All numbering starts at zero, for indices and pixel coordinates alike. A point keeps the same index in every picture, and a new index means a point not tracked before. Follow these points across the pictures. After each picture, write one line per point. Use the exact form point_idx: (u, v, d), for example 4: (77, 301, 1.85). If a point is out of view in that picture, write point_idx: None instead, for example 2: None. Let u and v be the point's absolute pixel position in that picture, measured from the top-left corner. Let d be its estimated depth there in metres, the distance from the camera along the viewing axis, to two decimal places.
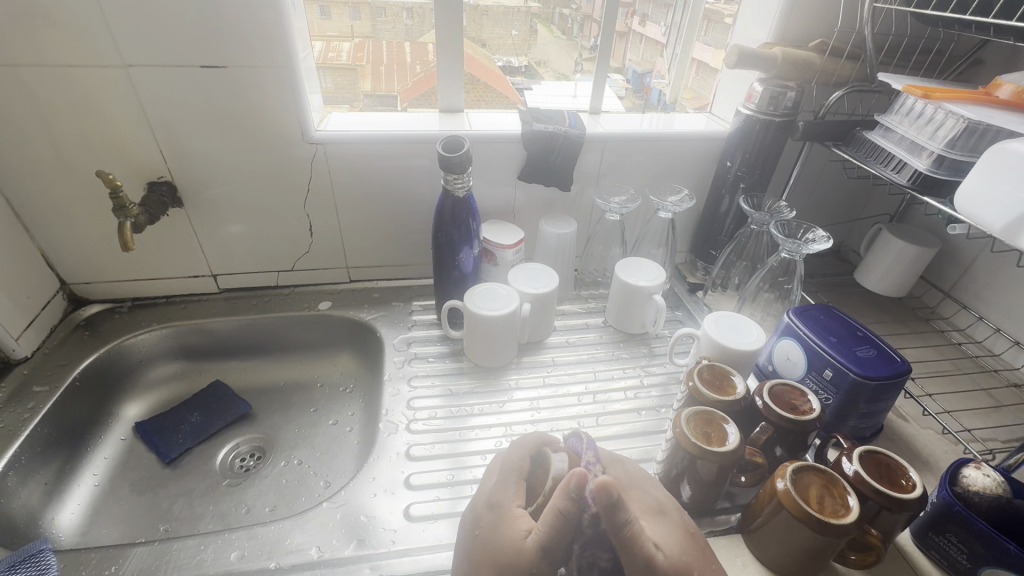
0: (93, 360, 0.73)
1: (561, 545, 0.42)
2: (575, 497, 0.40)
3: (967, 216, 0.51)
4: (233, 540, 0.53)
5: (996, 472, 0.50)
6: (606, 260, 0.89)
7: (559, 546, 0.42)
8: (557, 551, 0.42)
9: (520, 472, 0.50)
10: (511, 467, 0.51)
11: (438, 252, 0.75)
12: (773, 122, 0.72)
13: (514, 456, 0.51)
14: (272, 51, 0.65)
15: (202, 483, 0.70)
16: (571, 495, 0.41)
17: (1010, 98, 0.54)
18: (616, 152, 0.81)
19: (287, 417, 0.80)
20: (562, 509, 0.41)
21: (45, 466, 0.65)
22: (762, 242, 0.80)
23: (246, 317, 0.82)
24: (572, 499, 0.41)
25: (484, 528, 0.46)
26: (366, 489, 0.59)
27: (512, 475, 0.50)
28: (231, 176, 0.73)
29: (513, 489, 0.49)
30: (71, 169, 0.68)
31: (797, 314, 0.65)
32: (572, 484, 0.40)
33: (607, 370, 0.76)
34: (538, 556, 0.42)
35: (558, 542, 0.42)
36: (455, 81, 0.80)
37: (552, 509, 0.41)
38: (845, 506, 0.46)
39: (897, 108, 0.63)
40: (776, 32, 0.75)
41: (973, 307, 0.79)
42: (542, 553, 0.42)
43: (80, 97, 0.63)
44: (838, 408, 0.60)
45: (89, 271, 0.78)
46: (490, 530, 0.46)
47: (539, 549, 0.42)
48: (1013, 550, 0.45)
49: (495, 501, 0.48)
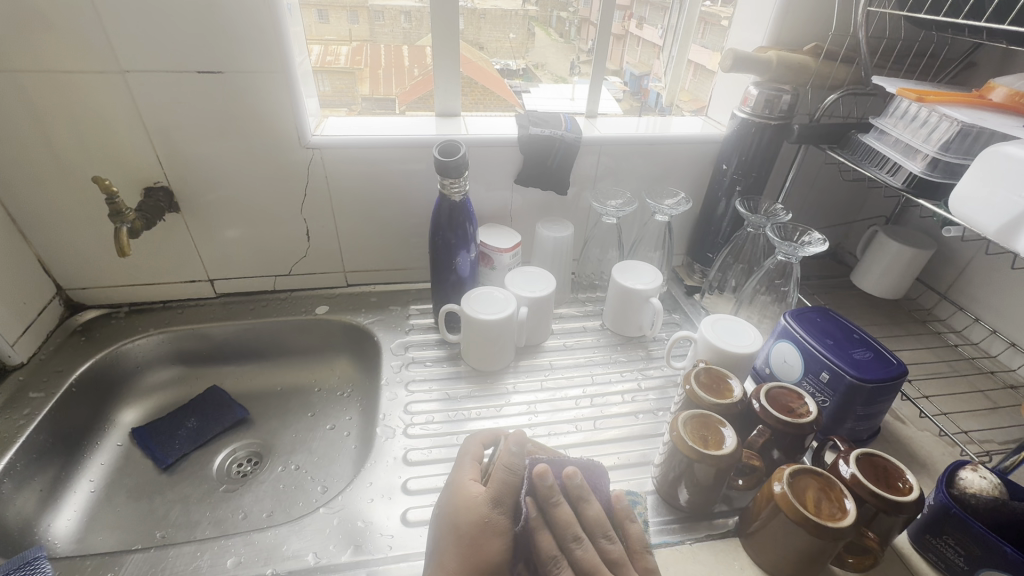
0: (90, 366, 0.73)
1: (512, 496, 0.48)
2: (517, 451, 0.50)
3: (962, 218, 0.51)
4: (229, 546, 0.53)
5: (993, 475, 0.51)
6: (604, 264, 0.89)
7: (509, 496, 0.48)
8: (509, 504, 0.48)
9: (473, 453, 0.53)
10: (466, 452, 0.53)
11: (435, 256, 0.75)
12: (769, 125, 0.72)
13: (469, 443, 0.54)
14: (271, 57, 0.65)
15: (199, 489, 0.70)
16: (513, 451, 0.50)
17: (1003, 101, 0.55)
18: (613, 156, 0.81)
19: (285, 421, 0.80)
20: (508, 462, 0.49)
21: (41, 473, 0.65)
22: (760, 244, 0.79)
23: (244, 322, 0.82)
24: (512, 454, 0.50)
25: (443, 501, 0.50)
26: (363, 493, 0.59)
27: (467, 458, 0.52)
28: (228, 182, 0.73)
29: (469, 467, 0.52)
30: (68, 175, 0.68)
31: (793, 316, 0.66)
32: (512, 443, 0.50)
33: (604, 374, 0.76)
34: (491, 508, 0.47)
35: (508, 493, 0.48)
36: (452, 85, 0.80)
37: (500, 465, 0.49)
38: (842, 509, 0.46)
39: (892, 111, 0.63)
40: (771, 36, 0.76)
41: (969, 309, 0.80)
42: (495, 504, 0.47)
43: (78, 104, 0.64)
44: (835, 411, 0.60)
45: (86, 277, 0.78)
46: (447, 501, 0.49)
47: (491, 499, 0.48)
48: (1010, 552, 0.45)
49: (452, 478, 0.51)
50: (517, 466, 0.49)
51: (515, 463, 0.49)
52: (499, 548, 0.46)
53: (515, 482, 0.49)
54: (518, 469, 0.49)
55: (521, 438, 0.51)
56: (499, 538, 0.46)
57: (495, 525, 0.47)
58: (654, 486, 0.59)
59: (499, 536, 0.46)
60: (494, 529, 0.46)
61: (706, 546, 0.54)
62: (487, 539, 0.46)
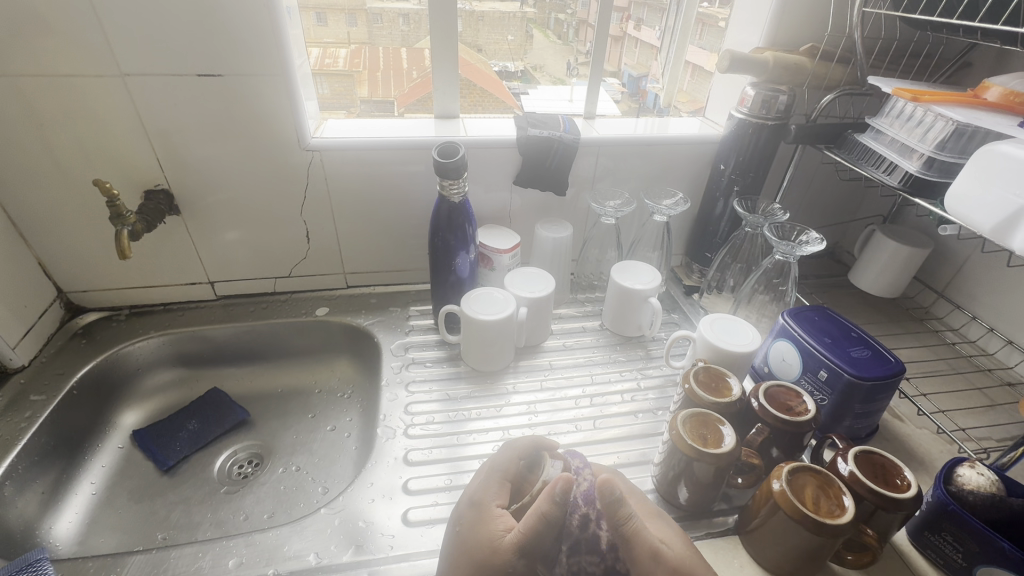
0: (90, 368, 0.73)
1: (541, 545, 0.43)
2: (561, 499, 0.42)
3: (957, 217, 0.51)
4: (230, 547, 0.53)
5: (990, 472, 0.51)
6: (602, 264, 0.89)
7: (538, 546, 0.43)
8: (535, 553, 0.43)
9: (506, 471, 0.52)
10: (497, 470, 0.51)
11: (434, 258, 0.75)
12: (766, 125, 0.73)
13: (502, 458, 0.52)
14: (270, 60, 0.65)
15: (200, 490, 0.70)
16: (556, 499, 0.42)
17: (998, 100, 0.55)
18: (611, 157, 0.82)
19: (285, 423, 0.80)
20: (545, 512, 0.42)
21: (42, 475, 0.65)
22: (757, 244, 0.80)
23: (244, 324, 0.82)
24: (553, 506, 0.42)
25: (464, 524, 0.48)
26: (364, 494, 0.59)
27: (496, 475, 0.51)
28: (229, 184, 0.74)
29: (497, 491, 0.50)
30: (69, 178, 0.69)
31: (791, 315, 0.66)
32: (558, 488, 0.41)
33: (604, 373, 0.76)
34: (514, 556, 0.43)
35: (536, 543, 0.43)
36: (450, 88, 0.81)
37: (535, 511, 0.42)
38: (840, 506, 0.46)
39: (888, 110, 0.64)
40: (768, 36, 0.76)
41: (967, 307, 0.80)
42: (518, 553, 0.43)
43: (79, 107, 0.64)
44: (833, 409, 0.60)
45: (87, 279, 0.78)
46: (470, 526, 0.47)
47: (516, 549, 0.43)
48: (1007, 548, 0.45)
49: (477, 499, 0.49)
50: (552, 518, 0.42)
51: (554, 516, 0.42)
52: None
53: (549, 531, 0.43)
54: (557, 521, 0.42)
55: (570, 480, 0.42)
56: None
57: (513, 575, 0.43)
58: (654, 485, 0.60)
59: None
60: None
61: (705, 544, 0.55)
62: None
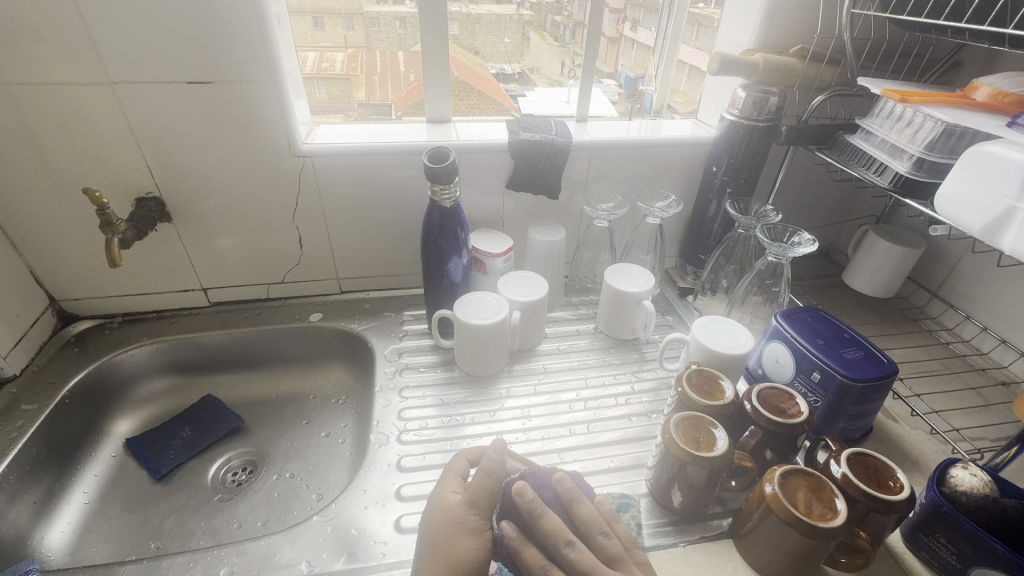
0: (82, 377, 0.73)
1: (488, 500, 0.48)
2: (497, 459, 0.49)
3: (948, 218, 0.51)
4: (221, 557, 0.53)
5: (984, 472, 0.51)
6: (596, 267, 0.89)
7: (486, 499, 0.48)
8: (486, 507, 0.48)
9: (459, 469, 0.53)
10: (449, 468, 0.53)
11: (427, 261, 0.75)
12: (757, 128, 0.73)
13: (455, 458, 0.54)
14: (260, 66, 0.65)
15: (193, 499, 0.70)
16: (493, 458, 0.49)
17: (986, 100, 0.55)
18: (604, 159, 0.82)
19: (279, 429, 0.80)
20: (485, 468, 0.49)
21: (33, 486, 0.65)
22: (750, 245, 0.80)
23: (237, 331, 0.82)
24: (491, 463, 0.49)
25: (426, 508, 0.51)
26: (357, 501, 0.59)
27: (451, 474, 0.52)
28: (220, 190, 0.73)
29: (451, 480, 0.52)
30: (59, 186, 0.69)
31: (785, 317, 0.66)
32: (492, 451, 0.49)
33: (598, 377, 0.76)
34: (466, 510, 0.47)
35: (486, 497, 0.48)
36: (442, 91, 0.81)
37: (478, 471, 0.49)
38: (832, 509, 0.46)
39: (878, 111, 0.64)
40: (758, 38, 0.76)
41: (961, 307, 0.80)
42: (470, 507, 0.48)
43: (69, 117, 0.64)
44: (827, 410, 0.60)
45: (80, 288, 0.78)
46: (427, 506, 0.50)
47: (465, 501, 0.48)
48: (1001, 550, 0.45)
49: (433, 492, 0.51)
50: (495, 473, 0.48)
51: (496, 471, 0.49)
52: (469, 546, 0.45)
53: (493, 489, 0.48)
54: (496, 477, 0.49)
55: (502, 445, 0.50)
56: (471, 538, 0.46)
57: (469, 526, 0.47)
58: (648, 489, 0.59)
59: (471, 536, 0.46)
60: (466, 529, 0.46)
61: (699, 549, 0.54)
62: (459, 539, 0.46)
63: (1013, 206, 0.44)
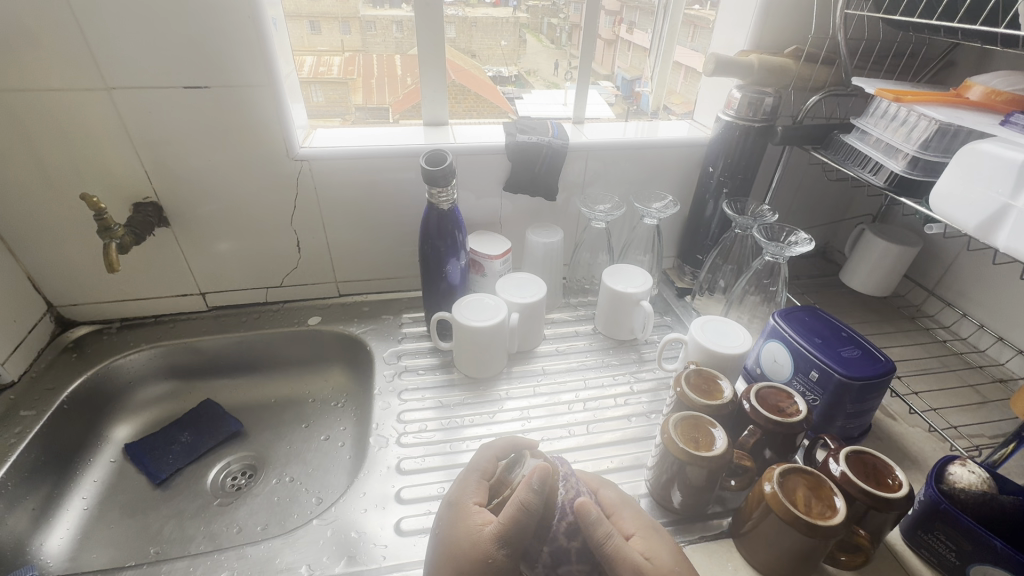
0: (80, 383, 0.73)
1: (521, 536, 0.44)
2: (539, 488, 0.43)
3: (944, 217, 0.51)
4: (221, 562, 0.53)
5: (981, 469, 0.51)
6: (594, 268, 0.89)
7: (520, 537, 0.44)
8: (517, 543, 0.44)
9: (483, 469, 0.52)
10: (476, 468, 0.52)
11: (425, 265, 0.75)
12: (753, 128, 0.73)
13: (480, 458, 0.53)
14: (257, 70, 0.65)
15: (193, 503, 0.70)
16: (534, 488, 0.43)
17: (980, 99, 0.55)
18: (602, 161, 0.82)
19: (279, 433, 0.80)
20: (524, 501, 0.43)
21: (32, 492, 0.64)
22: (748, 245, 0.80)
23: (236, 335, 0.82)
24: (536, 500, 0.44)
25: (443, 525, 0.48)
26: (357, 504, 0.59)
27: (475, 475, 0.52)
28: (219, 194, 0.73)
29: (478, 491, 0.50)
30: (57, 191, 0.69)
31: (783, 316, 0.66)
32: (535, 478, 0.44)
33: (597, 378, 0.76)
34: (495, 546, 0.43)
35: (520, 533, 0.44)
36: (439, 94, 0.81)
37: (514, 502, 0.44)
38: (831, 507, 0.46)
39: (872, 111, 0.64)
40: (753, 39, 0.77)
41: (957, 305, 0.80)
42: (499, 543, 0.43)
43: (66, 124, 0.64)
44: (825, 409, 0.60)
45: (78, 294, 0.78)
46: (447, 527, 0.47)
47: (497, 538, 0.43)
48: (1000, 546, 0.45)
49: (455, 499, 0.50)
50: (535, 506, 0.43)
51: (538, 508, 0.44)
52: None
53: (529, 523, 0.43)
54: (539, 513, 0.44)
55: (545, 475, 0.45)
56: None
57: (496, 565, 0.43)
58: (647, 490, 0.59)
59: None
60: (496, 569, 0.43)
61: (699, 548, 0.54)
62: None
63: (1007, 203, 0.45)
